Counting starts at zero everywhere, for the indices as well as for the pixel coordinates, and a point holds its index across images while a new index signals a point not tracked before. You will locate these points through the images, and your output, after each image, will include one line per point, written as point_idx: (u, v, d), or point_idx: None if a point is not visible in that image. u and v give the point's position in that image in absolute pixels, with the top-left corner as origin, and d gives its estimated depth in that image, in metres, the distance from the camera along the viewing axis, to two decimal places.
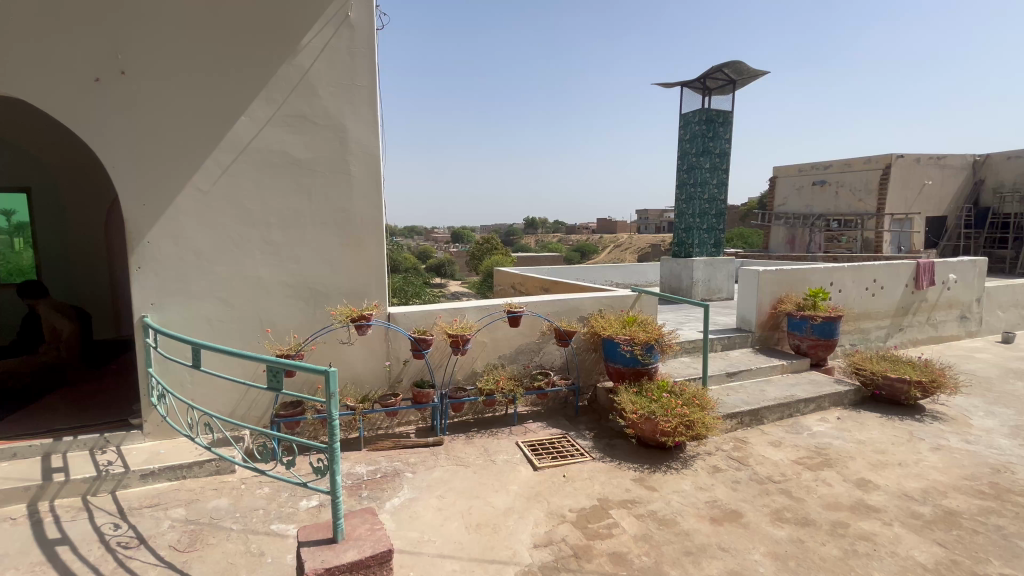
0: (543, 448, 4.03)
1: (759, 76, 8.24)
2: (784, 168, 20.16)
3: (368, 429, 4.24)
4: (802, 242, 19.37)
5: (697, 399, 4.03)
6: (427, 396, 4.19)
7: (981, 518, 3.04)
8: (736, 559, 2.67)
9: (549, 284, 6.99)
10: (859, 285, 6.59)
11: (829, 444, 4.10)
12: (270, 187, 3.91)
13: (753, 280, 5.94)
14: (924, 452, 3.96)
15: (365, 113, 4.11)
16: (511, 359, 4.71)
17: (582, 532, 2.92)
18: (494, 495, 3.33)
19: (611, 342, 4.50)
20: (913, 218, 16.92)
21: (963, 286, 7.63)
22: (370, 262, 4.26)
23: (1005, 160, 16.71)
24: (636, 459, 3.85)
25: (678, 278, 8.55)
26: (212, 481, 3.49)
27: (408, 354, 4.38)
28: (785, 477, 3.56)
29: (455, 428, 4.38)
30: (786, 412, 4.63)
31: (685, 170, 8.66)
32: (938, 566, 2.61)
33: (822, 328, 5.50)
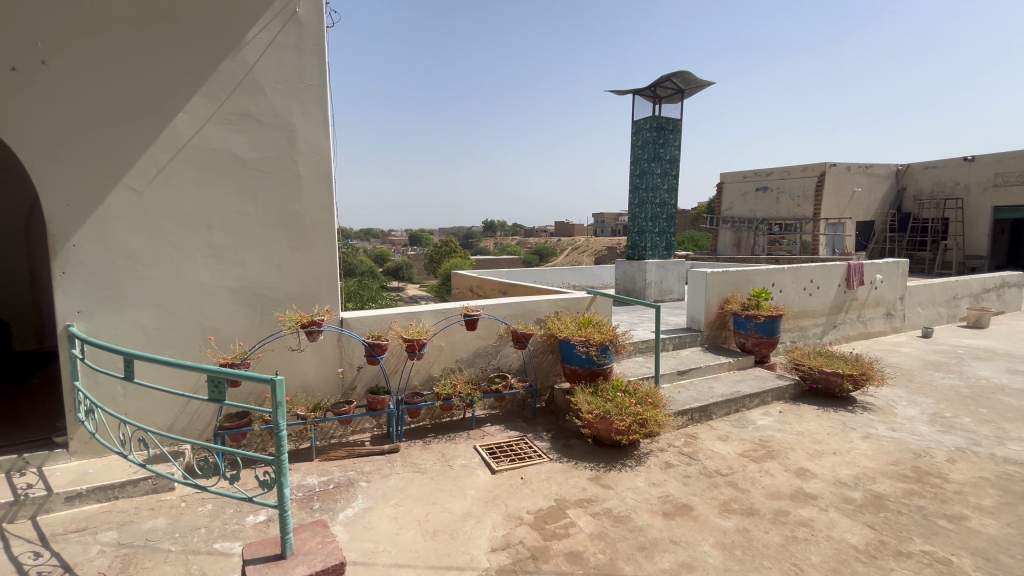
0: (501, 451, 4.03)
1: (706, 86, 8.62)
2: (730, 174, 21.07)
3: (321, 439, 4.10)
4: (747, 245, 20.33)
5: (650, 397, 4.15)
6: (383, 402, 4.10)
7: (905, 500, 3.29)
8: (686, 551, 2.76)
9: (507, 286, 7.02)
10: (798, 285, 7.00)
11: (772, 436, 4.32)
12: (213, 187, 3.72)
13: (701, 281, 6.19)
14: (855, 441, 4.25)
15: (315, 113, 3.98)
16: (469, 362, 4.68)
17: (540, 533, 2.94)
18: (451, 501, 3.29)
19: (567, 344, 4.57)
20: (845, 223, 18.16)
21: (889, 285, 8.24)
22: (321, 265, 4.13)
23: (924, 170, 18.31)
24: (592, 458, 3.91)
25: (632, 280, 8.79)
26: (147, 500, 3.26)
27: (362, 360, 4.27)
28: (731, 470, 3.72)
29: (412, 434, 4.31)
30: (732, 407, 4.85)
31: (638, 175, 8.92)
32: (868, 547, 2.79)
33: (765, 326, 5.80)
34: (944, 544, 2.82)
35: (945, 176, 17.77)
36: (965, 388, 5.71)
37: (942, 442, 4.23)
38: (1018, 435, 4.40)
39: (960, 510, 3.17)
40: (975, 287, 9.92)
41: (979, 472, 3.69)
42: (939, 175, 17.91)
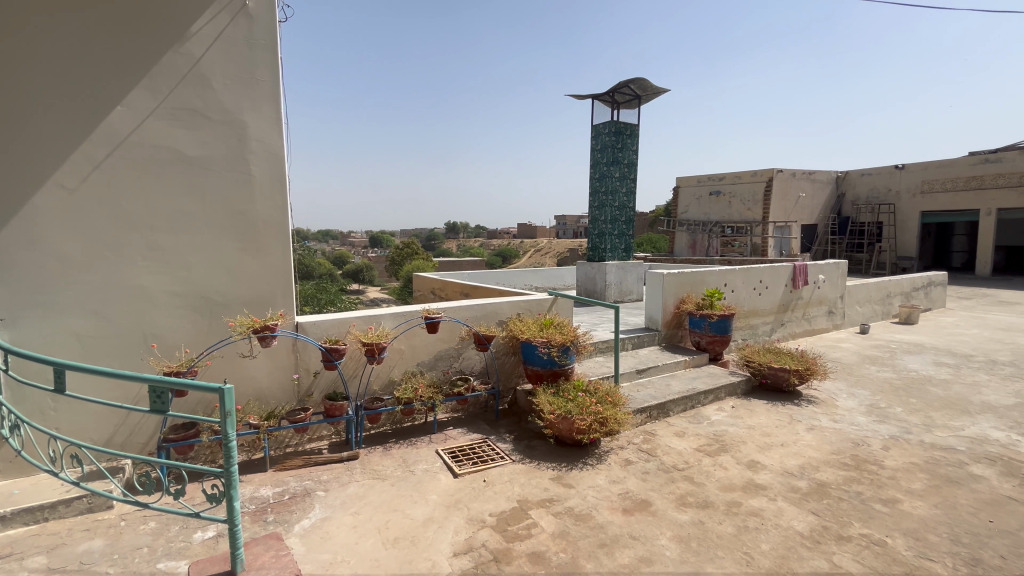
0: (463, 454, 4.00)
1: (661, 93, 8.90)
2: (686, 179, 21.82)
3: (275, 448, 3.95)
4: (701, 246, 21.11)
5: (610, 396, 4.23)
6: (341, 408, 3.99)
7: (845, 487, 3.50)
8: (645, 546, 2.83)
9: (469, 289, 6.99)
10: (748, 285, 7.32)
11: (725, 431, 4.49)
12: (155, 185, 3.52)
13: (659, 282, 6.37)
14: (801, 432, 4.49)
15: (267, 110, 3.83)
16: (430, 366, 4.63)
17: (502, 535, 2.94)
18: (413, 507, 3.24)
19: (529, 345, 4.59)
20: (791, 226, 19.13)
21: (830, 285, 8.75)
22: (275, 269, 3.96)
23: (860, 176, 19.57)
24: (554, 458, 3.95)
25: (593, 281, 8.95)
26: (82, 521, 3.04)
27: (319, 366, 4.14)
28: (687, 464, 3.85)
29: (372, 440, 4.22)
30: (688, 403, 5.01)
31: (597, 178, 9.10)
32: (813, 533, 2.95)
33: (719, 325, 6.03)
34: (879, 526, 3.02)
35: (878, 183, 19.11)
36: (898, 380, 6.14)
37: (878, 431, 4.53)
38: (943, 422, 4.77)
39: (893, 494, 3.40)
40: (905, 286, 10.69)
41: (910, 458, 3.97)
42: (874, 182, 19.24)
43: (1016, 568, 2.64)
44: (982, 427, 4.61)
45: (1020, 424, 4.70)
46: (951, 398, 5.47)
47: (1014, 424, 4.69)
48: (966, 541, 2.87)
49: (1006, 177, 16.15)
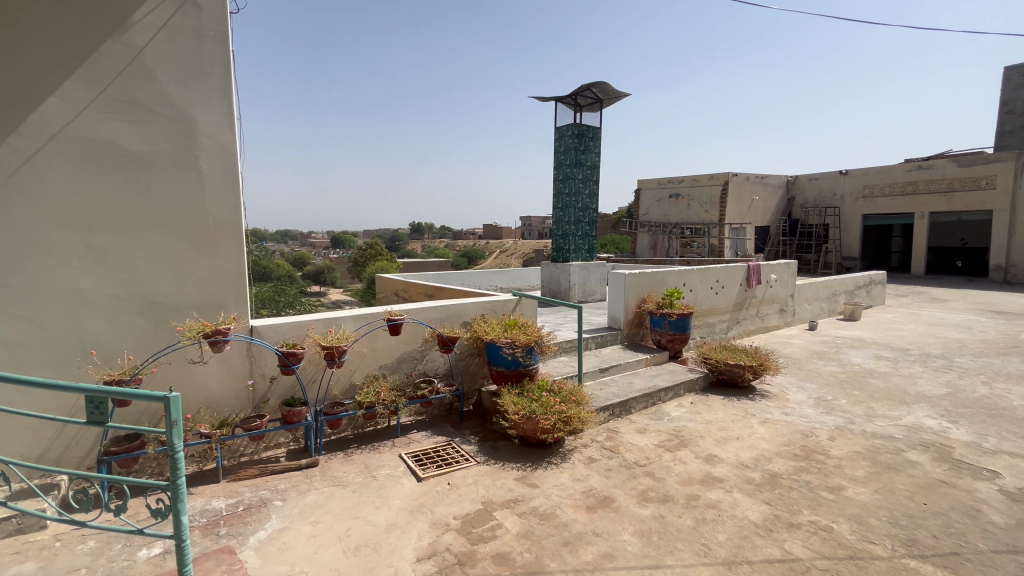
0: (427, 457, 3.95)
1: (622, 97, 9.08)
2: (646, 181, 22.37)
3: (228, 458, 3.79)
4: (661, 247, 21.61)
5: (574, 395, 4.28)
6: (300, 414, 3.86)
7: (796, 477, 3.66)
8: (608, 542, 2.87)
9: (433, 289, 6.92)
10: (706, 284, 7.57)
11: (684, 426, 4.63)
12: (94, 181, 3.31)
13: (621, 282, 6.49)
14: (755, 426, 4.68)
15: (217, 104, 3.67)
16: (393, 369, 4.55)
17: (466, 538, 2.92)
18: (375, 513, 3.17)
19: (494, 345, 4.58)
20: (746, 227, 19.91)
21: (782, 284, 9.17)
22: (227, 270, 3.79)
23: (809, 181, 20.62)
24: (519, 459, 3.96)
25: (557, 281, 9.02)
26: (11, 543, 2.82)
27: (275, 371, 3.99)
28: (648, 460, 3.94)
29: (332, 446, 4.10)
30: (649, 400, 5.13)
31: (560, 179, 9.18)
32: (766, 522, 3.08)
33: (678, 324, 6.21)
34: (826, 513, 3.18)
35: (824, 187, 20.22)
36: (842, 373, 6.49)
37: (825, 422, 4.77)
38: (883, 412, 5.08)
39: (838, 481, 3.59)
40: (849, 284, 11.33)
41: (853, 447, 4.21)
42: (821, 187, 20.35)
43: (947, 546, 2.84)
44: (917, 416, 4.94)
45: (950, 412, 5.06)
46: (890, 389, 5.84)
47: (945, 413, 5.04)
48: (903, 523, 3.07)
49: (937, 183, 17.38)
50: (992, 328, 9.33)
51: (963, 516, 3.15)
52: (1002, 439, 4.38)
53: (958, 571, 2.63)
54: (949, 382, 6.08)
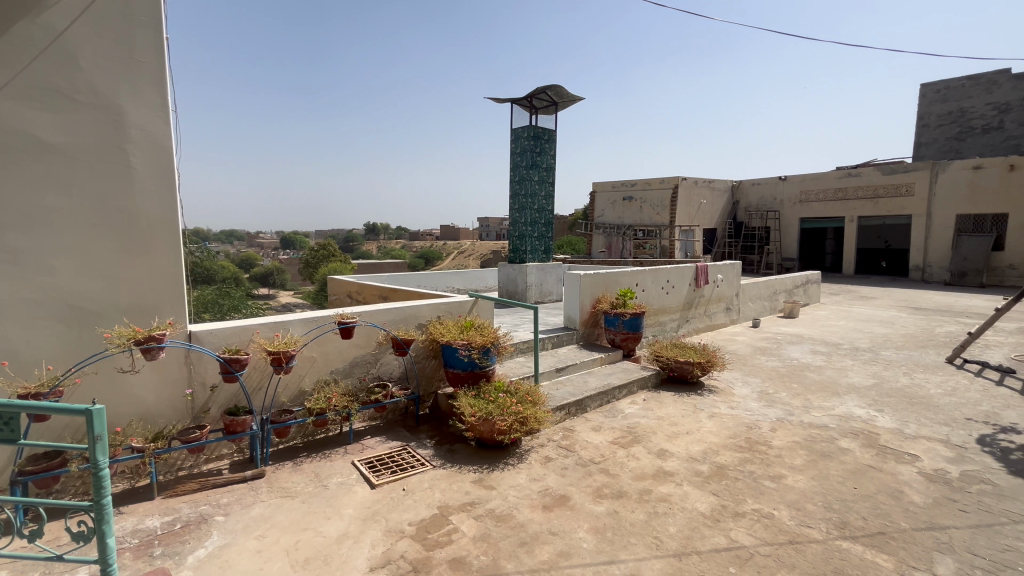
0: (381, 463, 3.85)
1: (576, 100, 9.24)
2: (601, 185, 22.84)
3: (165, 472, 3.55)
4: (615, 249, 22.02)
5: (530, 396, 4.30)
6: (244, 423, 3.65)
7: (741, 467, 3.84)
8: (564, 540, 2.90)
9: (388, 291, 6.77)
10: (657, 284, 7.82)
11: (638, 423, 4.75)
12: (5, 176, 3.01)
13: (576, 283, 6.58)
14: (703, 420, 4.86)
15: (151, 95, 3.43)
16: (345, 373, 4.41)
17: (422, 544, 2.87)
18: (325, 523, 3.06)
19: (449, 347, 4.53)
20: (695, 229, 20.72)
21: (728, 284, 9.59)
22: (163, 273, 3.55)
23: (752, 186, 21.76)
24: (475, 461, 3.93)
25: (514, 282, 9.05)
26: None
27: (217, 379, 3.77)
28: (603, 457, 4.01)
29: (280, 456, 3.93)
30: (604, 399, 5.23)
31: (517, 181, 9.22)
32: (713, 512, 3.20)
33: (631, 323, 6.37)
34: (769, 501, 3.34)
35: (766, 192, 21.41)
36: (783, 368, 6.87)
37: (767, 414, 5.03)
38: (818, 403, 5.41)
39: (779, 470, 3.79)
40: (788, 284, 12.03)
41: (792, 437, 4.46)
42: (762, 191, 21.53)
43: (875, 526, 3.05)
44: (848, 406, 5.29)
45: (876, 402, 5.46)
46: (824, 381, 6.23)
47: (872, 402, 5.44)
48: (836, 507, 3.28)
49: (865, 190, 18.72)
50: (912, 323, 10.17)
51: (888, 497, 3.40)
52: (920, 425, 4.77)
53: (884, 548, 2.83)
54: (875, 374, 6.57)
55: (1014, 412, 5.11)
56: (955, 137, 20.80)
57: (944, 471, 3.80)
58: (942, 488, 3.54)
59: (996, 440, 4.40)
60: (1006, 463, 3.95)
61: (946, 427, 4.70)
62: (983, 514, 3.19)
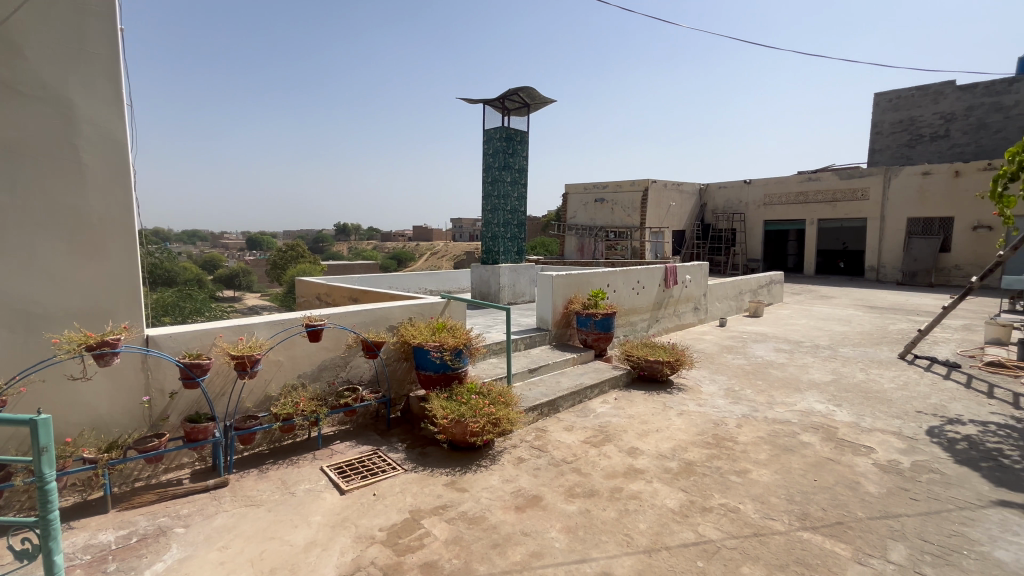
0: (351, 468, 3.78)
1: (548, 102, 9.30)
2: (573, 187, 23.07)
3: (119, 484, 3.38)
4: (588, 250, 22.27)
5: (503, 397, 4.30)
6: (206, 431, 3.50)
7: (708, 463, 3.94)
8: (536, 541, 2.90)
9: (358, 293, 6.64)
10: (628, 285, 7.94)
11: (609, 421, 4.81)
12: None
13: (548, 283, 6.62)
14: (673, 418, 4.97)
15: (104, 89, 3.27)
16: (314, 377, 4.31)
17: (393, 549, 2.83)
18: (292, 532, 2.97)
19: (421, 349, 4.48)
20: (665, 231, 21.16)
21: (696, 284, 9.83)
22: (116, 274, 3.38)
23: (718, 189, 22.40)
24: (448, 463, 3.90)
25: (487, 284, 9.03)
26: None
27: (177, 385, 3.62)
28: (575, 457, 4.04)
29: (245, 463, 3.80)
30: (576, 398, 5.28)
31: (489, 182, 9.19)
32: (682, 508, 3.27)
33: (603, 324, 6.44)
34: (735, 495, 3.44)
35: (732, 195, 22.07)
36: (748, 365, 7.09)
37: (733, 411, 5.18)
38: (781, 399, 5.60)
39: (744, 465, 3.91)
40: (753, 284, 12.41)
41: (757, 432, 4.60)
42: (728, 194, 22.18)
43: (833, 517, 3.18)
44: (809, 402, 5.50)
45: (835, 397, 5.69)
46: (787, 378, 6.46)
47: (831, 397, 5.67)
48: (798, 499, 3.40)
49: (824, 194, 19.51)
50: (867, 321, 10.65)
51: (845, 488, 3.55)
52: (875, 418, 5.00)
53: (842, 538, 2.95)
54: (834, 370, 6.85)
55: (959, 404, 5.42)
56: (906, 144, 21.93)
57: (897, 462, 4.00)
58: (895, 478, 3.72)
59: (943, 431, 4.66)
60: (952, 452, 4.18)
61: (899, 420, 4.94)
62: (932, 501, 3.37)
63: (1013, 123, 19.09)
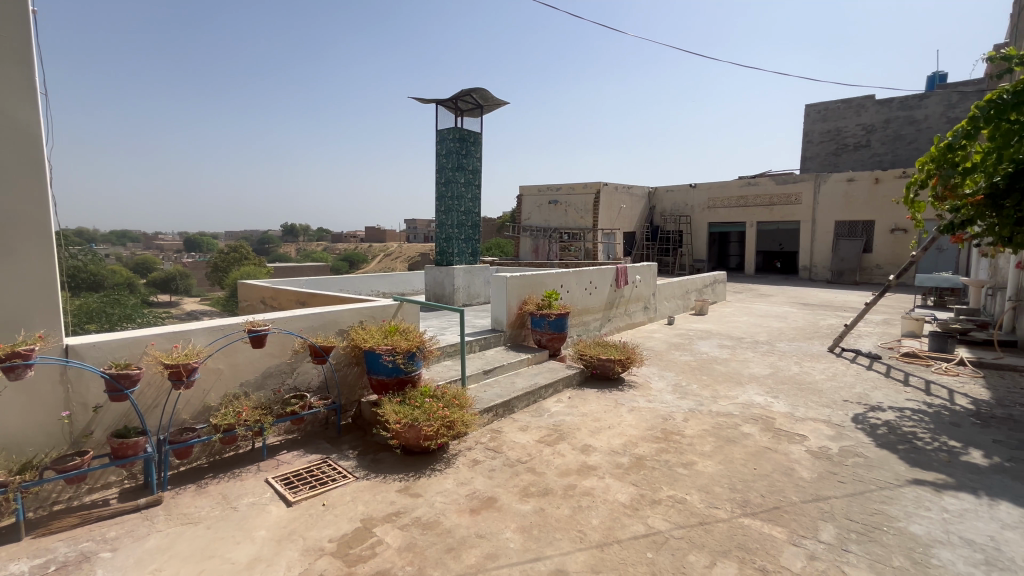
0: (299, 479, 3.63)
1: (501, 104, 9.34)
2: (527, 189, 23.24)
3: (35, 508, 3.09)
4: (543, 252, 22.55)
5: (458, 399, 4.27)
6: (136, 446, 3.25)
7: (657, 457, 4.07)
8: (491, 542, 2.90)
9: (307, 297, 6.41)
10: (581, 285, 8.10)
11: (563, 420, 4.88)
12: None
13: (503, 284, 6.63)
14: (624, 414, 5.11)
15: (11, 75, 2.98)
16: (257, 386, 4.12)
17: (343, 560, 2.74)
18: (234, 549, 2.82)
19: (372, 353, 4.37)
20: (616, 233, 21.73)
21: (646, 284, 10.16)
22: (29, 278, 3.09)
23: (666, 192, 23.31)
24: (401, 469, 3.82)
25: (442, 285, 8.95)
26: None
27: (102, 398, 3.35)
28: (530, 456, 4.07)
29: (181, 479, 3.57)
30: (530, 399, 5.31)
31: (443, 183, 9.08)
32: (632, 502, 3.37)
33: (557, 323, 6.53)
34: (682, 487, 3.58)
35: (678, 198, 23.02)
36: (694, 362, 7.40)
37: (680, 406, 5.39)
38: (724, 393, 5.89)
39: (691, 457, 4.07)
40: (698, 284, 12.94)
41: (702, 425, 4.80)
42: (675, 198, 23.13)
43: (771, 502, 3.38)
44: (749, 395, 5.82)
45: (773, 389, 6.05)
46: (729, 372, 6.80)
47: (769, 389, 6.02)
48: (739, 487, 3.59)
49: (762, 198, 20.71)
50: (801, 317, 11.38)
51: (781, 474, 3.77)
52: (808, 407, 5.35)
53: (779, 522, 3.14)
54: (772, 364, 7.27)
55: (881, 392, 5.90)
56: (833, 153, 23.62)
57: (827, 448, 4.30)
58: (825, 463, 4.00)
59: (867, 417, 5.05)
60: (874, 437, 4.54)
61: (828, 409, 5.31)
62: (857, 483, 3.65)
63: (923, 135, 21.02)
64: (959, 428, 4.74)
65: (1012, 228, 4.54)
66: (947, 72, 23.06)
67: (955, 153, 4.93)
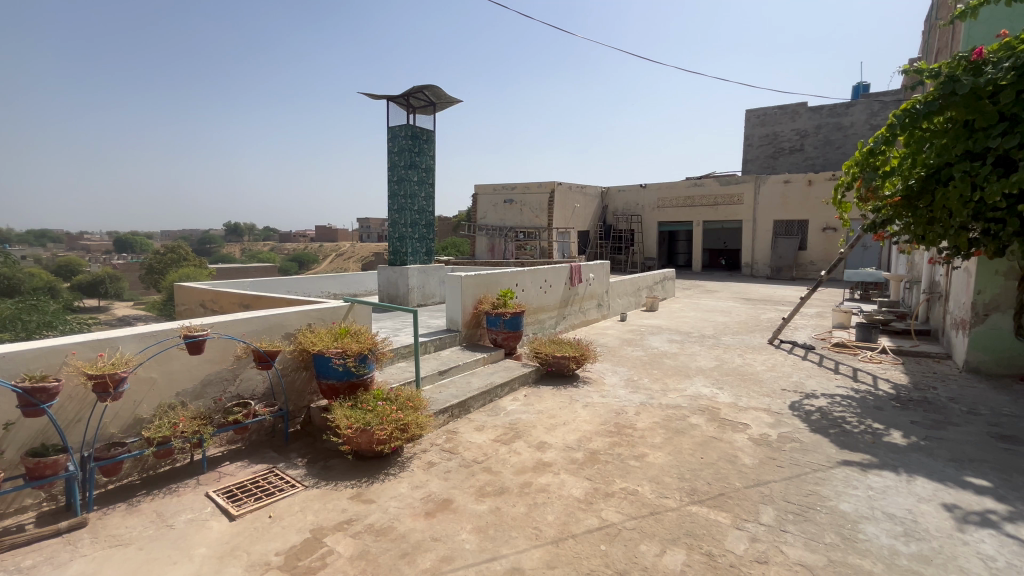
0: (243, 491, 3.45)
1: (454, 102, 9.26)
2: (482, 188, 23.14)
3: None
4: (499, 250, 22.57)
5: (411, 401, 4.19)
6: (56, 465, 3.00)
7: (610, 451, 4.17)
8: (447, 545, 2.87)
9: (251, 299, 6.11)
10: (535, 283, 8.16)
11: (519, 418, 4.90)
12: None
13: (457, 284, 6.58)
14: (579, 410, 5.20)
15: None
16: (195, 395, 3.88)
17: (291, 573, 2.63)
18: (170, 570, 2.64)
19: (321, 357, 4.23)
20: (571, 232, 22.06)
21: (599, 282, 10.39)
22: None
23: (618, 192, 23.91)
24: (353, 475, 3.72)
25: (395, 286, 8.77)
26: None
27: (14, 415, 3.05)
28: (486, 456, 4.06)
29: (109, 498, 3.32)
30: (486, 398, 5.30)
31: (395, 180, 8.90)
32: (587, 496, 3.43)
33: (512, 322, 6.55)
34: (634, 478, 3.68)
35: (629, 198, 23.68)
36: (645, 356, 7.63)
37: (632, 400, 5.54)
38: (674, 386, 6.12)
39: (643, 450, 4.20)
40: (648, 282, 13.34)
41: (653, 418, 4.96)
42: (626, 197, 23.78)
43: (716, 489, 3.53)
44: (696, 387, 6.07)
45: (718, 381, 6.34)
46: (678, 366, 7.06)
47: (714, 381, 6.30)
48: (688, 476, 3.73)
49: (707, 198, 21.64)
50: (744, 312, 12.00)
51: (726, 462, 3.96)
52: (750, 397, 5.65)
53: (724, 507, 3.29)
54: (717, 356, 7.61)
55: (815, 380, 6.32)
56: (770, 156, 24.97)
57: (767, 434, 4.55)
58: (765, 449, 4.23)
59: (802, 404, 5.39)
60: (809, 422, 4.85)
61: (768, 398, 5.63)
62: (793, 466, 3.88)
63: (850, 141, 22.68)
64: (882, 411, 5.15)
65: (926, 227, 4.95)
66: (869, 83, 24.97)
67: (876, 157, 5.31)
